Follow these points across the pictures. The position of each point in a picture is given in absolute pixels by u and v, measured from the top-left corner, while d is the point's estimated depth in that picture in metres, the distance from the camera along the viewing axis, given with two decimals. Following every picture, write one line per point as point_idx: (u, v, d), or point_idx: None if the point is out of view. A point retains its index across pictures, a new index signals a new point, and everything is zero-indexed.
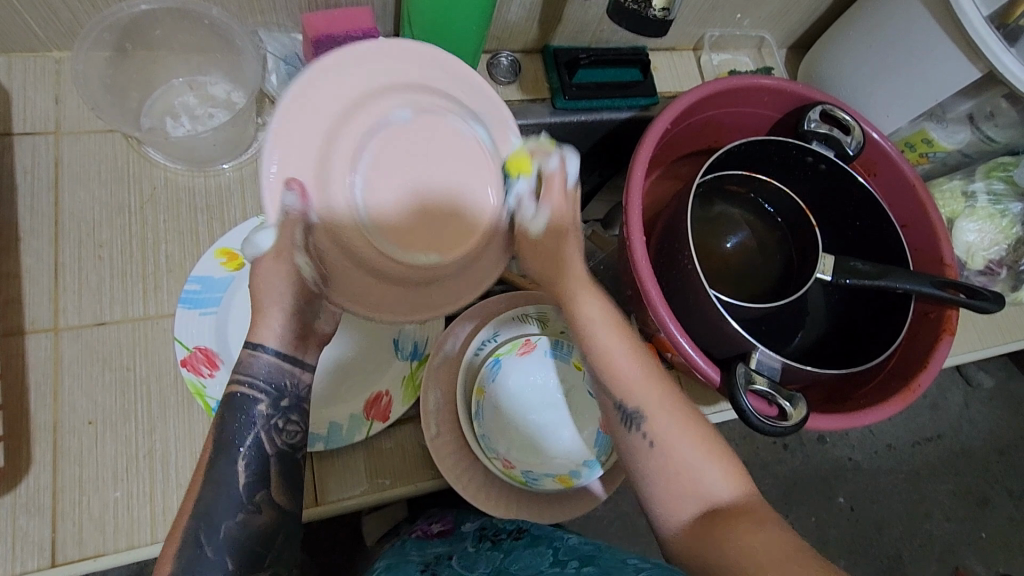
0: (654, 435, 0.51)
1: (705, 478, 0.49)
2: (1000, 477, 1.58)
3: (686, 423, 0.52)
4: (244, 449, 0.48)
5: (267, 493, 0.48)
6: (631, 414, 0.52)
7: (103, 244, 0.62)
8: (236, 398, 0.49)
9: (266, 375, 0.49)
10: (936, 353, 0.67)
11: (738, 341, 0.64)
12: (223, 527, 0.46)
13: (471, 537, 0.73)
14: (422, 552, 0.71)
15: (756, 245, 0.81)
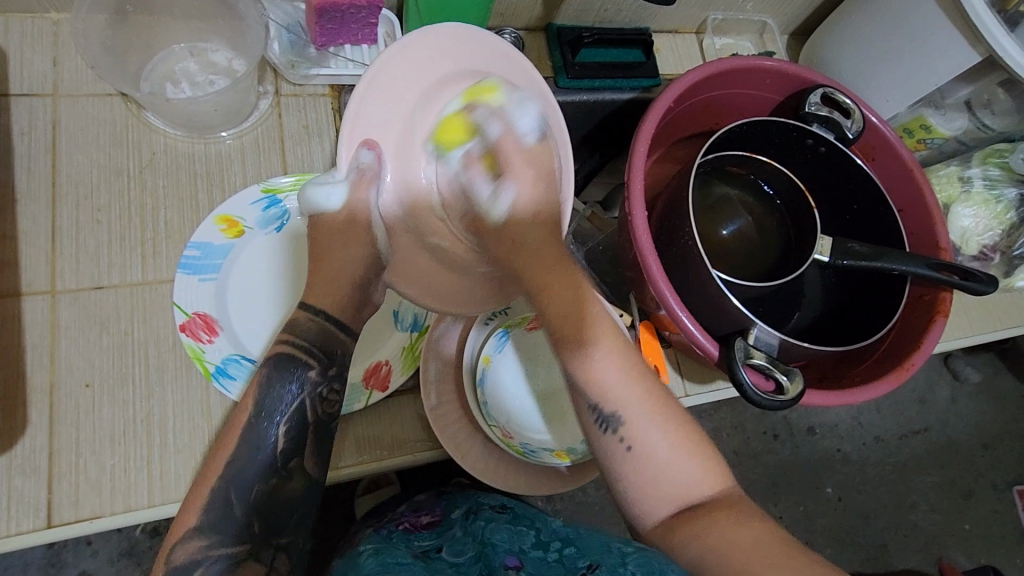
0: (632, 437, 0.48)
1: (677, 476, 0.47)
2: (984, 470, 1.61)
3: (663, 413, 0.49)
4: (285, 412, 0.49)
5: (300, 461, 0.49)
6: (607, 417, 0.48)
7: (101, 208, 0.62)
8: (284, 359, 0.50)
9: (315, 342, 0.51)
10: (930, 334, 0.68)
11: (736, 317, 0.64)
12: (253, 489, 0.47)
13: (459, 523, 0.74)
14: (409, 542, 0.70)
15: (755, 228, 0.81)
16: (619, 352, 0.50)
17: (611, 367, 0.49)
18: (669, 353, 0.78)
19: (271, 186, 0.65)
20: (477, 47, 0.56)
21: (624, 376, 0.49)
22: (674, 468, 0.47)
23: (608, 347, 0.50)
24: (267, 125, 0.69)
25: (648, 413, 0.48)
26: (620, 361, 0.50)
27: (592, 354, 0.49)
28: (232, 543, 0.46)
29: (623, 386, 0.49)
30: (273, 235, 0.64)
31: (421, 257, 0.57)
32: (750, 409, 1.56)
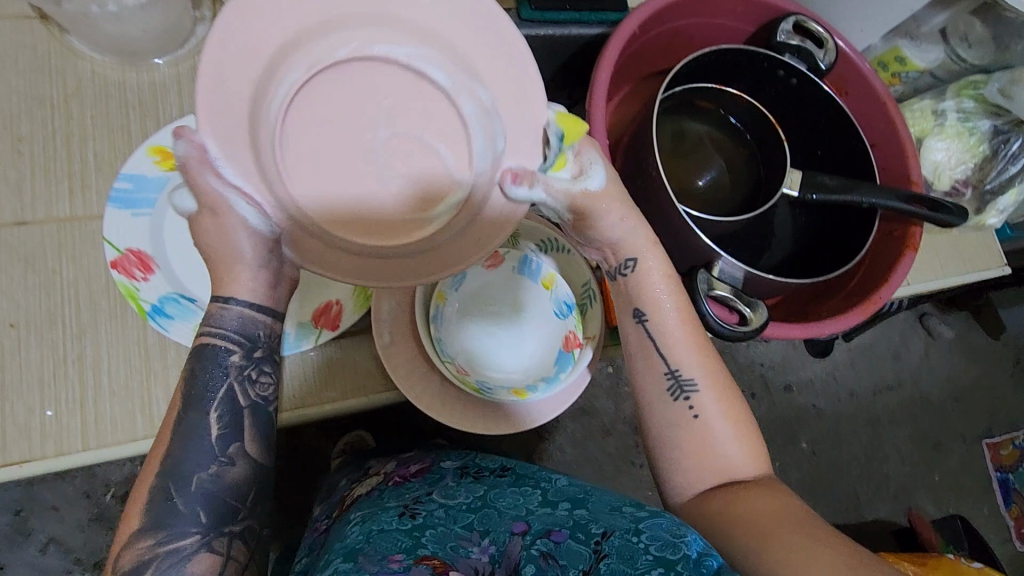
0: (700, 406, 0.54)
1: (726, 454, 0.53)
2: (954, 423, 1.64)
3: (726, 395, 0.55)
4: (217, 401, 0.49)
5: (242, 446, 0.49)
6: (683, 386, 0.54)
7: (22, 138, 0.57)
8: (206, 350, 0.50)
9: (237, 328, 0.50)
10: (899, 267, 0.68)
11: (700, 249, 0.62)
12: (194, 480, 0.47)
13: (451, 474, 0.72)
14: (399, 496, 0.67)
15: (725, 165, 0.79)
16: (694, 319, 0.56)
17: (693, 337, 0.55)
18: None
19: None
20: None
21: (700, 347, 0.55)
22: (729, 442, 0.54)
23: (687, 320, 0.55)
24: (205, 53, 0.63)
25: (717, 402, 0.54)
26: (686, 307, 0.55)
27: (662, 306, 0.55)
28: (185, 535, 0.46)
29: (699, 356, 0.55)
30: None
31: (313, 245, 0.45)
32: (728, 366, 1.57)
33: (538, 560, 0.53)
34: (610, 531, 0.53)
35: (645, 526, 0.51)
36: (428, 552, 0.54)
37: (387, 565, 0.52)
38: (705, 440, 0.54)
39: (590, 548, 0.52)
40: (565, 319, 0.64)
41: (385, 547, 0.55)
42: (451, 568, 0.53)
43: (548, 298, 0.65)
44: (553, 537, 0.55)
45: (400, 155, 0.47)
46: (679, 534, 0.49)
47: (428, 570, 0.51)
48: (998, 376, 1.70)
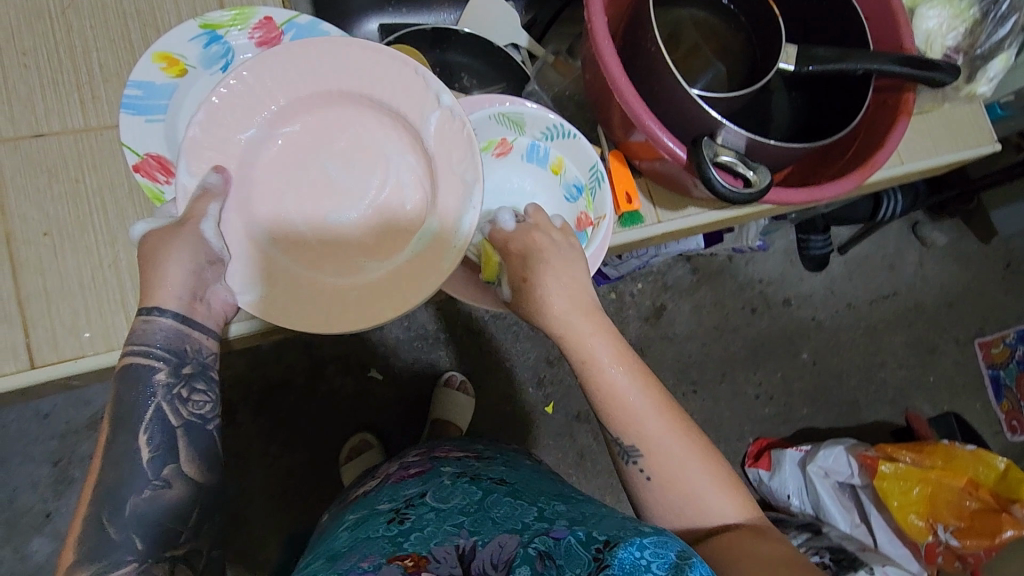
0: (651, 469, 0.59)
1: (709, 505, 0.58)
2: (948, 327, 1.70)
3: (686, 441, 0.59)
4: (147, 422, 0.53)
5: (176, 467, 0.54)
6: (629, 450, 0.59)
7: (27, 52, 0.58)
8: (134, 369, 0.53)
9: (164, 344, 0.54)
10: (895, 130, 0.70)
11: (704, 120, 0.63)
12: (127, 505, 0.52)
13: (447, 473, 0.74)
14: (394, 496, 0.71)
15: (718, 50, 0.77)
16: (645, 384, 0.60)
17: (638, 399, 0.59)
18: (641, 183, 0.78)
19: (208, 20, 0.61)
20: (309, 204, 0.61)
21: (655, 406, 0.60)
22: (705, 491, 0.59)
23: (635, 379, 0.60)
24: None
25: (682, 457, 0.59)
26: (633, 370, 0.60)
27: (606, 367, 0.59)
28: (122, 563, 0.50)
29: (651, 415, 0.59)
30: (218, 75, 0.61)
31: (228, 112, 0.57)
32: (729, 285, 1.60)
33: (534, 561, 0.54)
34: (612, 540, 0.51)
35: (648, 540, 0.49)
36: (404, 551, 0.58)
37: (360, 565, 0.56)
38: (672, 492, 0.59)
39: (590, 553, 0.51)
40: (575, 201, 0.76)
41: (369, 551, 0.59)
42: (426, 563, 0.57)
43: (557, 182, 0.76)
44: (553, 536, 0.56)
45: (345, 159, 0.62)
46: (682, 556, 0.47)
47: (400, 569, 0.55)
48: (989, 281, 1.74)
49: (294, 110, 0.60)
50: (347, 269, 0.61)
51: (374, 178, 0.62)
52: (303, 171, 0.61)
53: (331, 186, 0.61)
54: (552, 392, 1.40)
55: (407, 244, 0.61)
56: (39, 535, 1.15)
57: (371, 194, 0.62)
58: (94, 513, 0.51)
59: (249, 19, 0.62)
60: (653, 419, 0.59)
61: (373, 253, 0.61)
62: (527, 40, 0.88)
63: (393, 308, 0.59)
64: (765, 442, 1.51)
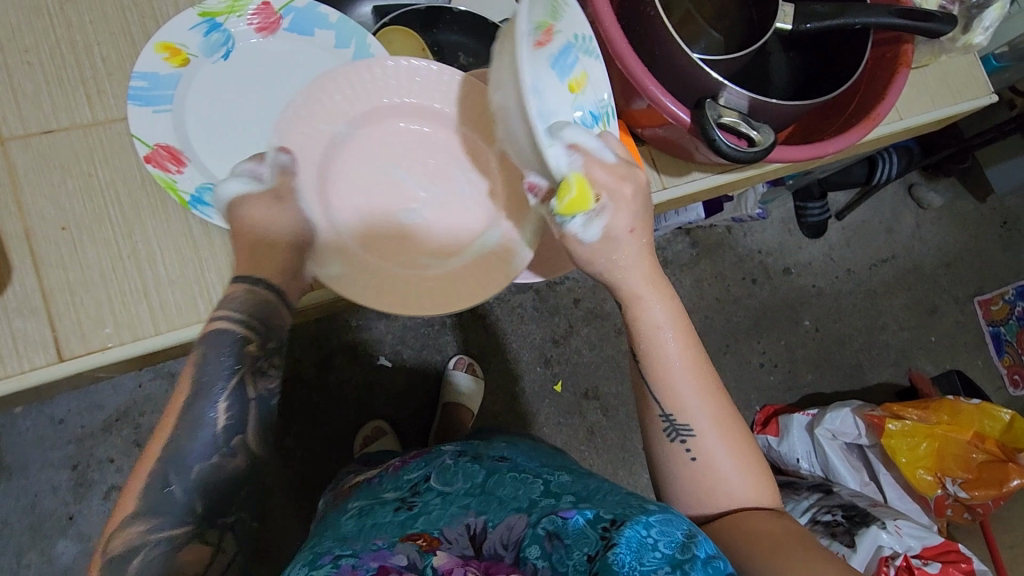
0: (698, 449, 0.59)
1: (731, 488, 0.60)
2: (947, 287, 1.71)
3: (727, 429, 0.60)
4: (226, 391, 0.53)
5: (244, 437, 0.53)
6: (679, 427, 0.60)
7: (29, 49, 0.58)
8: (218, 335, 0.53)
9: (245, 311, 0.54)
10: (894, 85, 0.71)
11: (706, 84, 0.64)
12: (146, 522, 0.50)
13: (450, 453, 0.75)
14: (399, 481, 0.73)
15: (713, 14, 0.76)
16: (698, 364, 0.60)
17: (696, 376, 0.60)
18: (644, 151, 0.78)
19: (206, 9, 0.61)
20: (378, 201, 0.65)
21: (700, 390, 0.60)
22: (729, 475, 0.60)
23: (693, 360, 0.60)
24: None
25: (722, 444, 0.60)
26: (688, 349, 0.60)
27: (665, 341, 0.59)
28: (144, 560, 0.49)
29: (696, 397, 0.59)
30: (220, 63, 0.62)
31: (320, 101, 0.62)
32: (729, 257, 1.61)
33: (543, 540, 0.57)
34: (619, 518, 0.54)
35: (654, 519, 0.53)
36: (417, 531, 0.61)
37: (373, 544, 0.58)
38: (699, 472, 0.60)
39: (597, 533, 0.54)
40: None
41: (381, 534, 0.61)
42: (439, 543, 0.59)
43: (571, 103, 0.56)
44: (560, 514, 0.58)
45: (415, 161, 0.67)
46: (688, 534, 0.52)
47: (414, 548, 0.57)
48: (986, 239, 1.76)
49: (378, 111, 0.65)
50: (413, 266, 0.65)
51: (439, 181, 0.67)
52: (374, 171, 0.65)
53: (397, 186, 0.66)
54: (560, 372, 1.42)
55: (471, 246, 0.67)
56: (63, 538, 1.16)
57: (433, 196, 0.67)
58: (160, 471, 0.50)
59: (245, 6, 0.62)
60: (698, 401, 0.59)
61: (439, 252, 0.66)
62: None
63: (460, 304, 0.64)
64: (773, 409, 1.54)
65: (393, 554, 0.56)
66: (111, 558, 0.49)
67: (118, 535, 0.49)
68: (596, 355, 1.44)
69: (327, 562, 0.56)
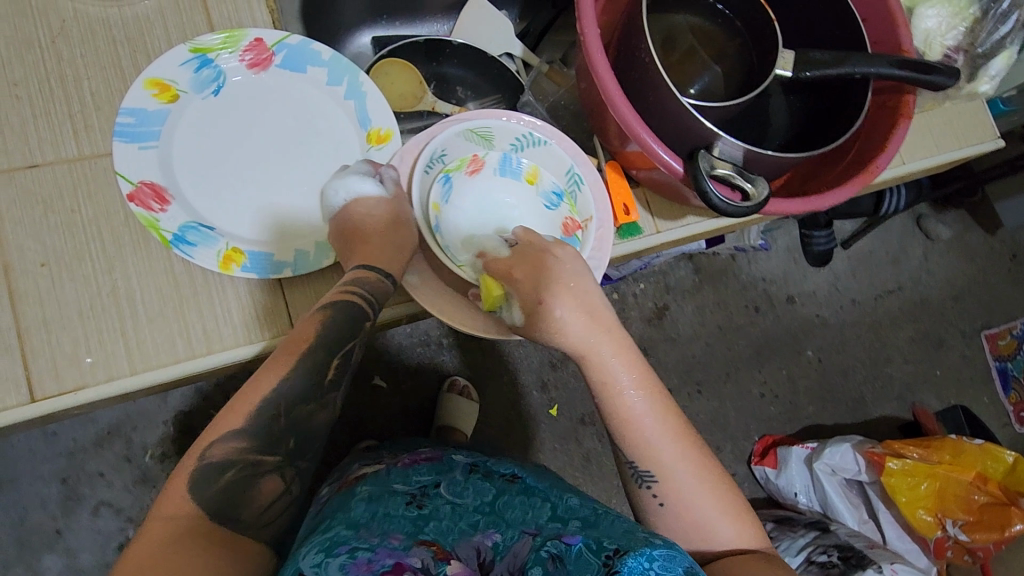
0: (665, 495, 0.58)
1: (715, 531, 0.57)
2: (954, 320, 1.68)
3: (697, 468, 0.59)
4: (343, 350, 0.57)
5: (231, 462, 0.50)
6: (644, 475, 0.59)
7: (18, 83, 0.58)
8: (343, 303, 0.57)
9: (369, 290, 0.59)
10: (895, 136, 0.69)
11: (701, 133, 0.63)
12: None
13: (461, 467, 0.74)
14: (408, 480, 0.70)
15: (715, 55, 0.76)
16: (663, 410, 0.59)
17: (652, 415, 0.58)
18: (638, 193, 0.77)
19: (199, 44, 0.61)
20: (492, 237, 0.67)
21: (670, 436, 0.59)
22: (713, 519, 0.58)
23: (652, 405, 0.59)
24: None
25: (690, 479, 0.58)
26: (653, 394, 0.59)
27: (625, 391, 0.58)
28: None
29: (665, 443, 0.58)
30: (210, 99, 0.61)
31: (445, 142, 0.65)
32: (731, 285, 1.60)
33: (545, 562, 0.52)
34: (623, 548, 0.49)
35: (658, 552, 0.48)
36: (429, 538, 0.57)
37: (388, 542, 0.55)
38: (677, 518, 0.58)
39: (599, 560, 0.49)
40: (557, 209, 0.70)
41: (391, 529, 0.58)
42: (452, 556, 0.55)
43: (534, 193, 0.70)
44: (564, 540, 0.54)
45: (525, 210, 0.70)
46: (690, 571, 0.47)
47: (428, 553, 0.54)
48: (995, 273, 1.73)
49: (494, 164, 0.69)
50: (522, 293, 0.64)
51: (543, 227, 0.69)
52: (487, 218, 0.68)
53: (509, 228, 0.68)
54: (556, 396, 1.40)
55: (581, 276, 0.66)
56: (49, 552, 1.15)
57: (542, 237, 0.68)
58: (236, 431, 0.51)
59: (239, 42, 0.62)
60: (668, 450, 0.58)
61: None
62: (521, 49, 0.87)
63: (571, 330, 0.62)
64: (770, 438, 1.48)
65: (408, 555, 0.53)
66: (205, 465, 0.50)
67: (218, 443, 0.50)
68: None
69: (343, 551, 0.53)
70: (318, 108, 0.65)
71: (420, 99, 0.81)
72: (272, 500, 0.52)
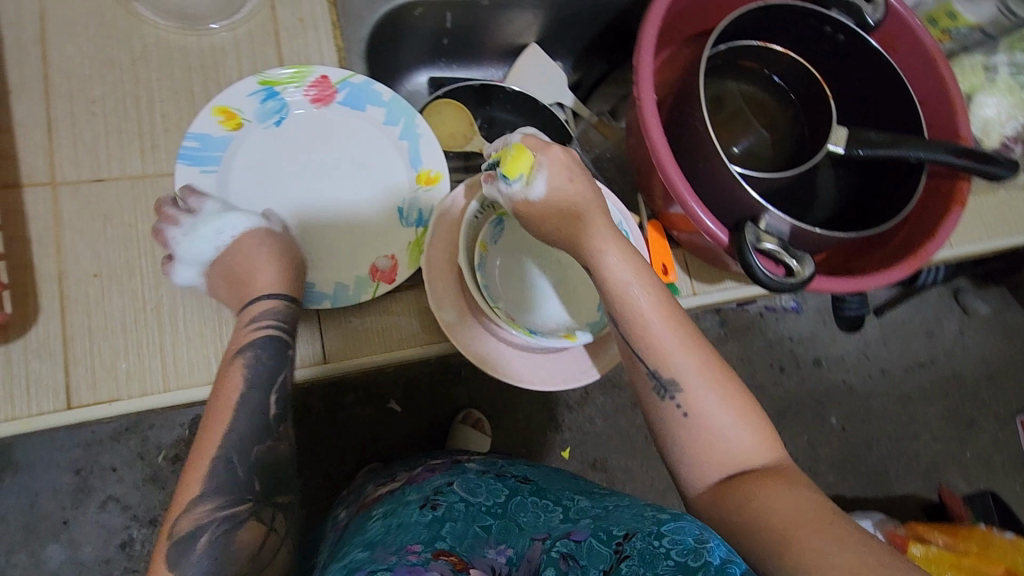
0: (688, 406, 0.52)
1: (739, 445, 0.52)
2: (988, 401, 1.62)
3: (717, 378, 0.53)
4: (278, 385, 0.57)
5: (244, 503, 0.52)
6: (666, 385, 0.53)
7: (96, 100, 0.62)
8: (263, 340, 0.57)
9: (278, 319, 0.58)
10: (947, 222, 0.68)
11: (749, 204, 0.62)
12: None
13: (473, 471, 0.72)
14: (420, 489, 0.68)
15: (766, 123, 0.77)
16: (676, 319, 0.54)
17: (658, 316, 0.53)
18: (677, 254, 0.77)
19: (267, 77, 0.64)
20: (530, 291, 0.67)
21: (684, 343, 0.53)
22: (736, 435, 0.52)
23: (666, 314, 0.54)
24: (259, 18, 0.68)
25: (705, 382, 0.53)
26: (666, 301, 0.54)
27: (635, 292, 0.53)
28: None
29: (679, 350, 0.53)
30: (272, 129, 0.65)
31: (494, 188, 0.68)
32: (758, 342, 1.56)
33: (557, 562, 0.50)
34: (631, 532, 0.49)
35: (667, 528, 0.47)
36: (447, 546, 0.55)
37: (407, 557, 0.52)
38: (699, 436, 0.52)
39: (610, 548, 0.49)
40: None
41: (407, 539, 0.56)
42: (470, 566, 0.52)
43: None
44: (574, 537, 0.53)
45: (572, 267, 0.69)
46: (701, 540, 0.45)
47: (448, 566, 0.51)
48: None
49: None
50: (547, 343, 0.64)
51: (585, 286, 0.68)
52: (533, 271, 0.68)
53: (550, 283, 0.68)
54: (569, 438, 1.37)
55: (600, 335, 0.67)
56: (54, 542, 1.16)
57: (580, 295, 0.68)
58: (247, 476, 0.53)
59: (306, 77, 0.66)
60: (684, 357, 0.53)
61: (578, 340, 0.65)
62: (572, 100, 0.89)
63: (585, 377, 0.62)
64: None
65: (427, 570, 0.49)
66: (175, 542, 0.50)
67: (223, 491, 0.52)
68: (608, 425, 1.40)
69: None
70: (373, 145, 0.68)
71: (469, 140, 0.83)
72: (260, 544, 0.52)
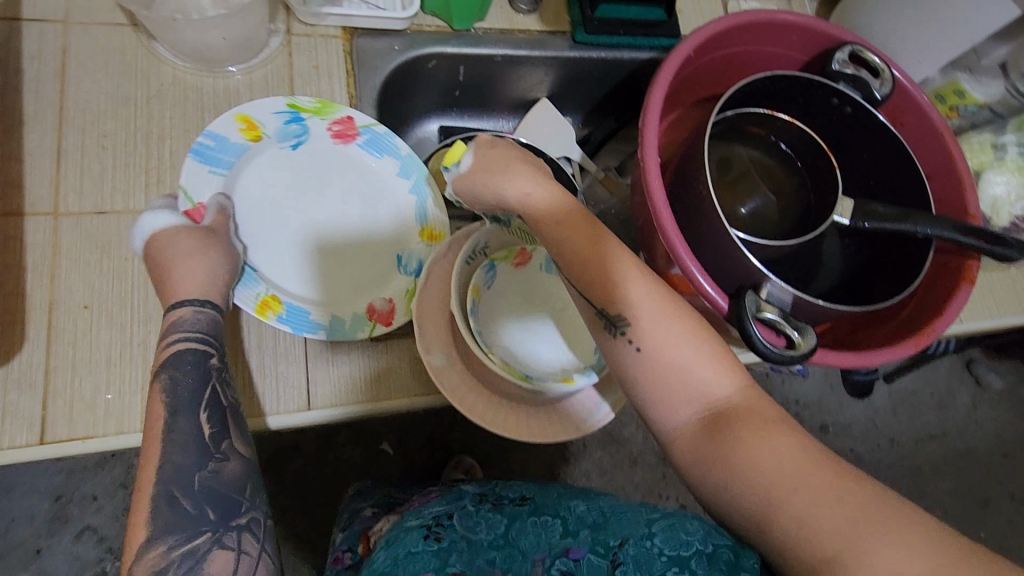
0: (642, 340, 0.48)
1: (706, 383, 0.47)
2: (1003, 479, 1.55)
3: (678, 314, 0.49)
4: (205, 401, 0.56)
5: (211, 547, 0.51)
6: (616, 321, 0.49)
7: (107, 134, 0.64)
8: (180, 355, 0.56)
9: (200, 330, 0.58)
10: (955, 301, 0.66)
11: (750, 271, 0.61)
12: None
13: (471, 497, 0.67)
14: (419, 514, 0.65)
15: (772, 189, 0.76)
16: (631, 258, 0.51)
17: (605, 249, 0.51)
18: None
19: (296, 102, 0.67)
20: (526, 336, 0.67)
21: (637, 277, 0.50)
22: (704, 378, 0.47)
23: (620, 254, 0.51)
24: (276, 63, 0.71)
25: (659, 313, 0.48)
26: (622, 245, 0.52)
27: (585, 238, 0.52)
28: None
29: (631, 283, 0.50)
30: (287, 150, 0.68)
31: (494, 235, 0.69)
32: None
33: None
34: (624, 539, 0.53)
35: (657, 528, 0.53)
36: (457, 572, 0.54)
37: None
38: (660, 374, 0.48)
39: (607, 559, 0.52)
40: None
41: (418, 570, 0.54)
42: None
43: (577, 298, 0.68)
44: (572, 555, 0.54)
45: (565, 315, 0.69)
46: (689, 532, 0.51)
47: None
48: None
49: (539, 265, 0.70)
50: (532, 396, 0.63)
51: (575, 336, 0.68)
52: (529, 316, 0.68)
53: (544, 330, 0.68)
54: None
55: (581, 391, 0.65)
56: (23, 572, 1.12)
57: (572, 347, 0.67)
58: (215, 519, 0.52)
59: (331, 113, 0.69)
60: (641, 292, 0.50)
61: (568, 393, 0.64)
62: (579, 155, 0.90)
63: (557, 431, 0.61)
64: None
65: None
66: None
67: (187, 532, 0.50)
68: (604, 482, 1.35)
69: None
70: (383, 185, 0.70)
71: None
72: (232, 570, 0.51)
